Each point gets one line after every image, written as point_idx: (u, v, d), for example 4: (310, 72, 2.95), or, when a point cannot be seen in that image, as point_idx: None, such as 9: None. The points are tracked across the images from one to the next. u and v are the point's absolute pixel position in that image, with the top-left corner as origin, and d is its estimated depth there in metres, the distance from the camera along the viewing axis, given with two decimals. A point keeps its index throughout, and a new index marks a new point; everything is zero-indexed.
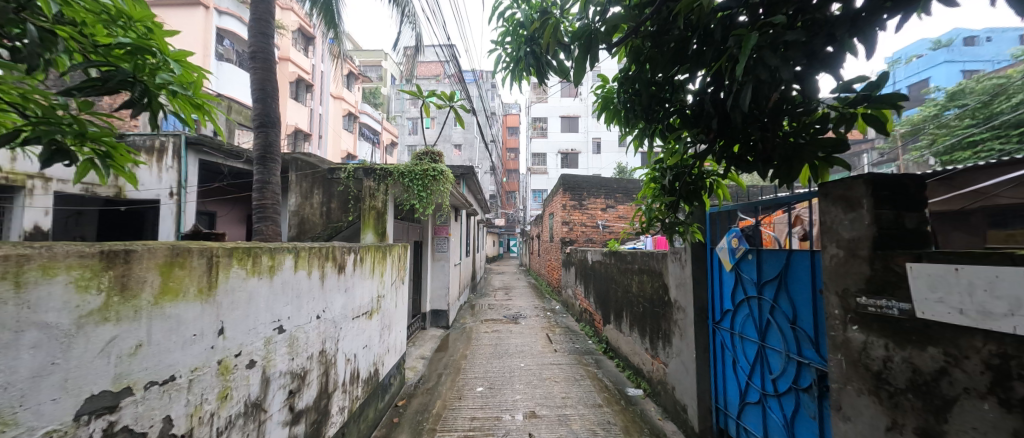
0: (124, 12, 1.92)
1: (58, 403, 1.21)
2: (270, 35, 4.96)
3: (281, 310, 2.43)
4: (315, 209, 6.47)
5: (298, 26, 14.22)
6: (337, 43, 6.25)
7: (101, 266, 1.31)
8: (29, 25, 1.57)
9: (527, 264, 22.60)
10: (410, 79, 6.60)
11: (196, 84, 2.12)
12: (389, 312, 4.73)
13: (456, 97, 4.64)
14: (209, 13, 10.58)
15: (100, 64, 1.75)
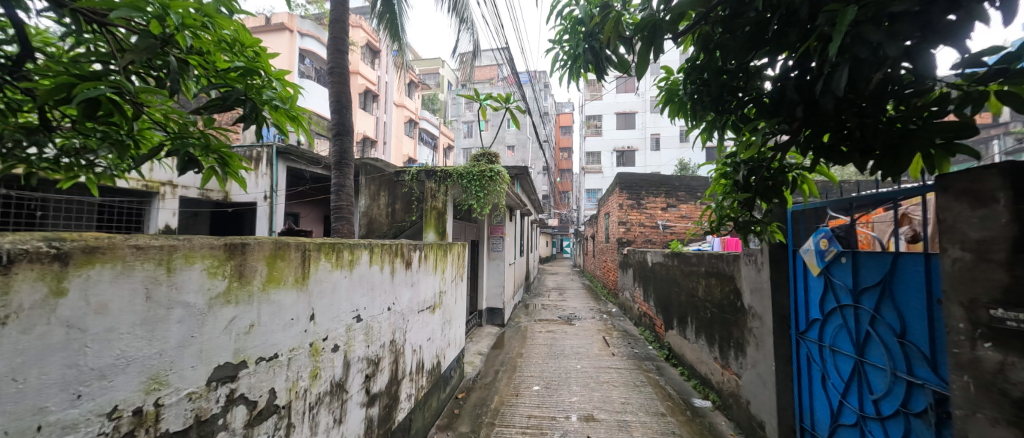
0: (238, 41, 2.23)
1: (196, 370, 1.42)
2: (345, 51, 5.44)
3: (359, 301, 2.66)
4: (382, 210, 6.95)
5: (366, 41, 15.36)
6: (401, 54, 6.63)
7: (225, 256, 1.53)
8: (170, 56, 1.89)
9: (581, 265, 22.17)
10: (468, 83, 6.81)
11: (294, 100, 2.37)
12: (450, 307, 4.96)
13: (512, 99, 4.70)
14: (294, 36, 11.85)
15: (220, 86, 2.06)
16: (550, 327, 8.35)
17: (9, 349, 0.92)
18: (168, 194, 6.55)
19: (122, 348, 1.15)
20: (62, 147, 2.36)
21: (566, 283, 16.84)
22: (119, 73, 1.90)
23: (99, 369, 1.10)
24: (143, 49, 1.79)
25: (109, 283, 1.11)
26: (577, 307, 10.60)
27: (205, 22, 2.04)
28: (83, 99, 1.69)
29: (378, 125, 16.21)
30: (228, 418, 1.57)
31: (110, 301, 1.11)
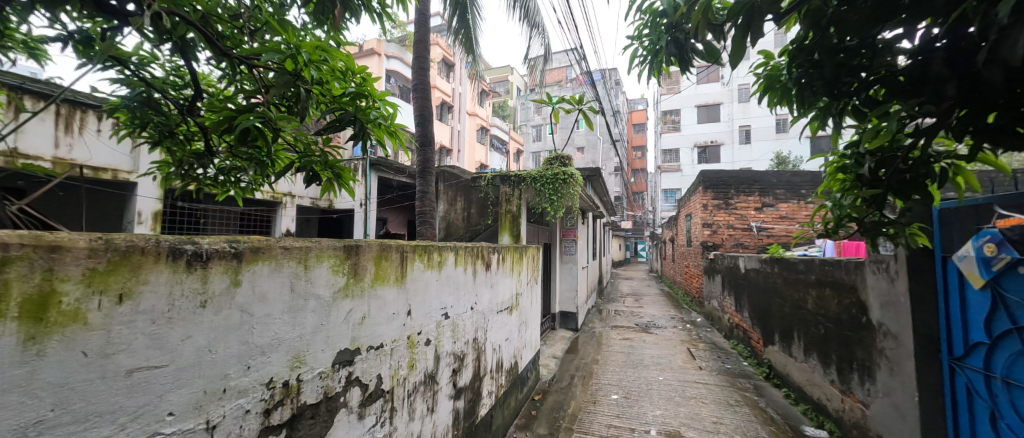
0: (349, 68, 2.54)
1: (325, 352, 1.66)
2: (427, 68, 5.88)
3: (446, 300, 2.85)
4: (459, 214, 7.30)
5: (443, 56, 16.36)
6: (474, 65, 6.94)
7: (344, 256, 1.76)
8: (300, 88, 2.23)
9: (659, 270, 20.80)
10: (540, 87, 6.85)
11: (394, 117, 2.64)
12: (526, 309, 5.04)
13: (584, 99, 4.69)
14: (381, 59, 13.10)
15: (336, 110, 2.38)
16: (628, 335, 8.00)
17: (206, 326, 1.11)
18: (290, 203, 7.64)
19: (275, 331, 1.38)
20: (220, 168, 2.92)
21: (641, 289, 15.99)
22: (263, 106, 2.31)
23: (259, 346, 1.31)
24: (282, 84, 2.16)
25: (267, 275, 1.32)
26: (656, 315, 10.00)
27: (325, 55, 2.37)
28: (240, 129, 2.08)
29: (453, 134, 17.10)
30: (348, 397, 1.80)
31: (266, 291, 1.32)
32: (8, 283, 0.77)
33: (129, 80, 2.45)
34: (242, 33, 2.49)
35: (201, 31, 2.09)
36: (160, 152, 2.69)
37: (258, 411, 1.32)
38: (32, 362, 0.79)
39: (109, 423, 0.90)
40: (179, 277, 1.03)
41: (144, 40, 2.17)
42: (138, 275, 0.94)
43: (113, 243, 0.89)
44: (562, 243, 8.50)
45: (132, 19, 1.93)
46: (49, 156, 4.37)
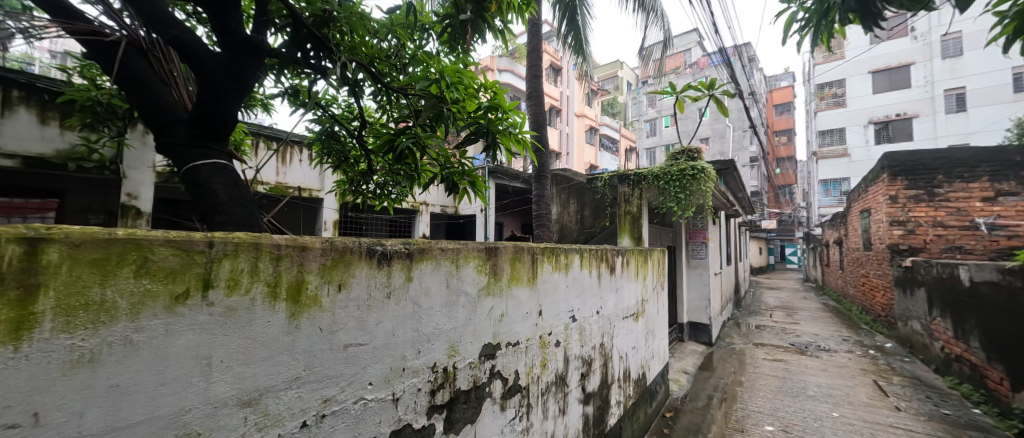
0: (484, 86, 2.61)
1: (473, 344, 1.82)
2: (540, 75, 5.98)
3: (573, 303, 2.82)
4: (572, 216, 7.07)
5: (550, 62, 16.50)
6: (586, 65, 6.78)
7: (485, 257, 1.88)
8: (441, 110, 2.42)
9: (818, 279, 17.14)
10: (660, 77, 6.32)
11: (523, 122, 2.61)
12: (653, 317, 4.70)
13: (717, 84, 4.32)
14: (492, 73, 13.80)
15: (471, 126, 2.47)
16: (780, 356, 6.77)
17: (391, 313, 1.33)
18: (426, 210, 8.31)
19: (436, 322, 1.56)
20: (378, 183, 3.45)
21: (791, 301, 13.40)
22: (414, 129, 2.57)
23: (425, 334, 1.51)
24: (429, 107, 2.44)
25: (430, 271, 1.51)
26: (817, 335, 8.23)
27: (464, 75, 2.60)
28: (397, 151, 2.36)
29: (562, 138, 17.03)
30: (492, 387, 1.95)
31: (429, 287, 1.52)
32: (279, 273, 1.02)
33: (320, 118, 3.09)
34: (396, 69, 2.91)
35: (371, 72, 2.51)
36: (338, 174, 3.32)
37: (426, 390, 1.52)
38: (294, 333, 1.05)
39: (334, 386, 1.16)
40: (373, 273, 1.26)
41: (330, 86, 2.71)
42: (348, 270, 1.18)
43: (334, 244, 1.15)
44: (688, 246, 7.63)
45: (325, 72, 2.43)
46: (272, 181, 5.82)
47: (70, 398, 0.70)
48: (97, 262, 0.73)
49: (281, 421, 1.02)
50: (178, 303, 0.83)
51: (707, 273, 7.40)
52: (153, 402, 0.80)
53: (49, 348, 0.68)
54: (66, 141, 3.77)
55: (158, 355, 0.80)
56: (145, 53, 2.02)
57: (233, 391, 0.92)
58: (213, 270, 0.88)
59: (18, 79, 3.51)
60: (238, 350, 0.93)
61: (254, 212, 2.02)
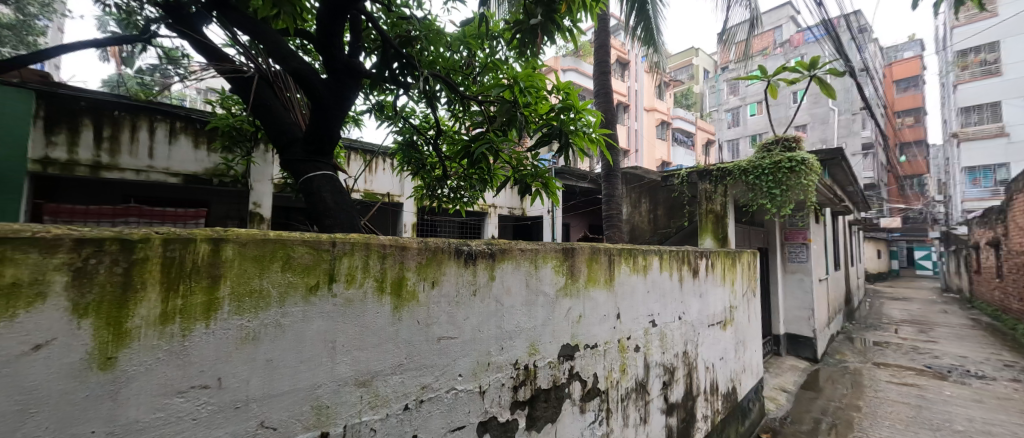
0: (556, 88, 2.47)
1: (552, 344, 1.82)
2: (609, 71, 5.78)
3: (653, 307, 2.66)
4: (644, 216, 6.61)
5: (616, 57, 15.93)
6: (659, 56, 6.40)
7: (562, 258, 1.86)
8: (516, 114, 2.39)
9: (962, 288, 14.14)
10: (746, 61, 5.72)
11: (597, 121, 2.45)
12: (744, 326, 4.28)
13: (819, 63, 3.81)
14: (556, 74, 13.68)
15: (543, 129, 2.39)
16: (910, 379, 5.71)
17: (476, 310, 1.41)
18: (494, 212, 8.36)
19: (517, 321, 1.60)
20: (452, 187, 3.59)
21: (923, 315, 11.20)
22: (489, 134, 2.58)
23: (507, 332, 1.56)
24: (503, 112, 2.40)
25: (511, 270, 1.56)
26: (963, 357, 6.78)
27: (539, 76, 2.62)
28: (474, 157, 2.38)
29: (632, 134, 16.26)
30: (571, 388, 1.93)
31: (511, 286, 1.57)
32: (385, 270, 1.14)
33: (401, 129, 3.32)
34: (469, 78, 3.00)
35: (447, 83, 2.57)
36: (417, 180, 3.52)
37: (509, 385, 1.57)
38: (397, 323, 1.16)
39: (430, 374, 1.26)
40: (460, 271, 1.34)
41: (411, 99, 2.91)
42: (440, 268, 1.28)
43: (427, 244, 1.25)
44: (784, 248, 6.78)
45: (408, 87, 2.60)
46: (360, 187, 6.40)
47: (241, 368, 0.86)
48: (257, 258, 0.89)
49: (388, 402, 1.14)
50: (311, 293, 0.98)
51: (810, 279, 6.50)
52: (296, 376, 0.95)
53: (224, 326, 0.84)
54: (212, 161, 4.56)
55: (297, 337, 0.95)
56: (272, 84, 2.41)
57: (351, 372, 1.06)
58: (335, 266, 1.02)
59: (180, 113, 4.35)
60: (353, 336, 1.06)
61: (356, 216, 2.28)
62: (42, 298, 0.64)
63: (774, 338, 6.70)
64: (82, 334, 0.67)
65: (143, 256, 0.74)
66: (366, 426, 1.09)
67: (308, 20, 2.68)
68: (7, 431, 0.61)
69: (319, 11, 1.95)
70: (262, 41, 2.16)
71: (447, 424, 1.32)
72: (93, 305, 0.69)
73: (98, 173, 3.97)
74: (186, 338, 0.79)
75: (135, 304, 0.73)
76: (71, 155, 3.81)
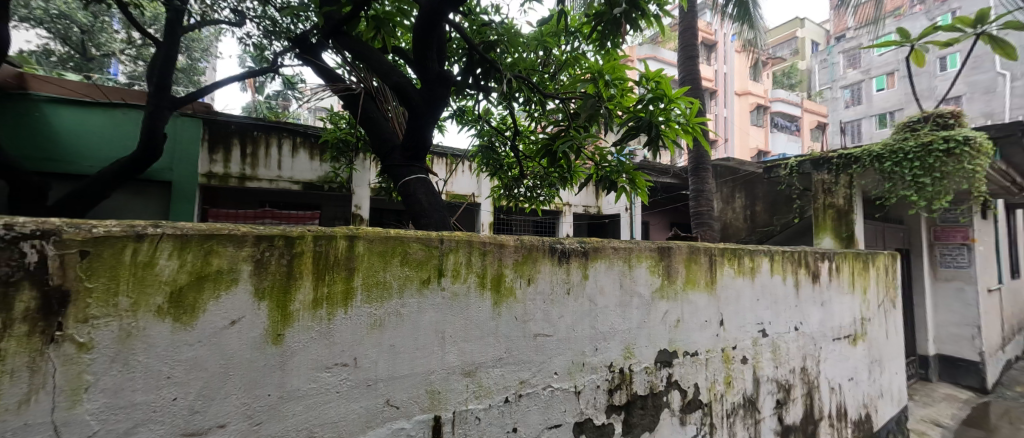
0: (642, 76, 2.05)
1: (649, 348, 1.70)
2: (696, 55, 5.32)
3: (764, 314, 2.31)
4: (738, 213, 5.97)
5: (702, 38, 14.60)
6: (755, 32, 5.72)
7: (658, 258, 1.73)
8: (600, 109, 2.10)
9: None
10: (874, 26, 4.83)
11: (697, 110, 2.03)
12: (880, 342, 3.58)
13: (990, 16, 3.05)
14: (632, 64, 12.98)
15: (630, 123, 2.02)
16: None
17: (570, 309, 1.40)
18: (568, 211, 8.03)
19: (611, 323, 1.55)
20: (528, 186, 3.59)
21: None
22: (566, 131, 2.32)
23: (602, 332, 1.51)
24: (586, 108, 2.09)
25: (605, 271, 1.52)
26: None
27: (624, 64, 2.20)
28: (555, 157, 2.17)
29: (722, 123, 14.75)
30: (670, 398, 1.79)
31: (605, 285, 1.52)
32: (486, 267, 1.19)
33: (480, 131, 3.39)
34: (546, 76, 2.98)
35: (528, 82, 2.50)
36: (495, 181, 3.58)
37: (605, 388, 1.53)
38: (497, 318, 1.21)
39: (527, 370, 1.29)
40: (555, 269, 1.36)
41: (492, 104, 2.97)
42: (535, 266, 1.31)
43: (524, 242, 1.28)
44: (933, 250, 5.55)
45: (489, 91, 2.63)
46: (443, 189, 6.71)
47: (370, 350, 0.98)
48: (382, 253, 1.01)
49: (490, 393, 1.20)
50: (425, 286, 1.07)
51: (973, 288, 5.22)
52: (413, 362, 1.05)
53: (358, 313, 0.97)
54: (323, 169, 5.27)
55: (414, 326, 1.05)
56: (373, 98, 2.66)
57: (458, 362, 1.13)
58: (443, 262, 1.11)
59: (300, 130, 5.11)
60: (459, 328, 1.14)
61: (446, 214, 2.43)
62: (235, 283, 0.81)
63: (922, 359, 5.47)
64: (261, 314, 0.84)
65: (299, 250, 0.90)
66: (472, 414, 1.16)
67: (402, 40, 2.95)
68: (215, 389, 0.78)
69: (415, 28, 2.13)
70: (365, 61, 2.45)
71: (544, 421, 1.33)
72: (267, 290, 0.86)
73: (244, 184, 4.84)
74: (331, 321, 0.93)
75: (295, 290, 0.89)
76: (226, 170, 4.72)
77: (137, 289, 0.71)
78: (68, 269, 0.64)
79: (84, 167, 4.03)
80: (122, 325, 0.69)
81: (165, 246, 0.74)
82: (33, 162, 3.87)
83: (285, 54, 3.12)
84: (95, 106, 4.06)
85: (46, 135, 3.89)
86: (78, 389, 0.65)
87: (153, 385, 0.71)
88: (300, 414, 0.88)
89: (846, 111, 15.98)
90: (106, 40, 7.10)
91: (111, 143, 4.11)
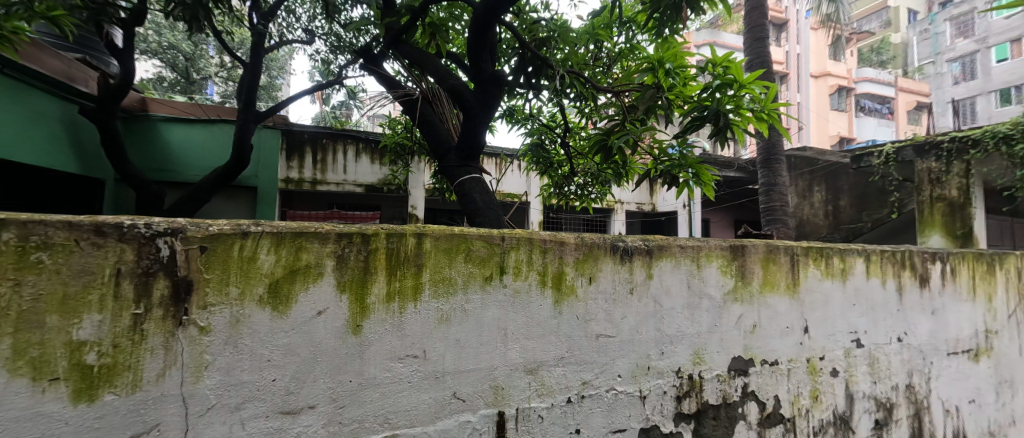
0: (708, 61, 1.88)
1: (721, 355, 1.58)
2: (766, 36, 4.86)
3: (858, 321, 1.97)
4: (817, 208, 5.41)
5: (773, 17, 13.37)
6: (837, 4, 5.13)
7: (731, 257, 1.59)
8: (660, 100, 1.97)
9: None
10: None
11: (774, 94, 1.85)
12: (1011, 359, 3.01)
13: None
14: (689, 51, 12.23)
15: (695, 112, 1.87)
16: None
17: (634, 311, 1.35)
18: (621, 208, 7.74)
19: (679, 325, 1.46)
20: (579, 184, 3.55)
21: None
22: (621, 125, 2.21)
23: (668, 336, 1.44)
24: (645, 98, 1.98)
25: (670, 271, 1.44)
26: None
27: (685, 50, 2.02)
28: (611, 151, 2.08)
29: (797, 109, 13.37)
30: (747, 409, 1.65)
31: (671, 286, 1.44)
32: (546, 265, 1.19)
33: (531, 130, 3.37)
34: (599, 70, 2.89)
35: (581, 77, 2.44)
36: (545, 179, 3.55)
37: (673, 395, 1.45)
38: (559, 317, 1.20)
39: (590, 371, 1.26)
40: (617, 269, 1.31)
41: (543, 102, 2.94)
42: (597, 264, 1.28)
43: (584, 240, 1.26)
44: None
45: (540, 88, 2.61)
46: (493, 189, 6.81)
47: (438, 344, 1.03)
48: (447, 250, 1.05)
49: (553, 392, 1.20)
50: (488, 283, 1.09)
51: None
52: (478, 357, 1.08)
53: (426, 307, 1.02)
54: (382, 172, 5.61)
55: (478, 322, 1.08)
56: (430, 102, 2.76)
57: (521, 359, 1.14)
58: (505, 259, 1.12)
59: (362, 136, 5.49)
60: (521, 325, 1.15)
61: (501, 212, 2.46)
62: (321, 276, 0.90)
63: None
64: (342, 307, 0.92)
65: (374, 247, 0.96)
66: (535, 412, 1.16)
67: (455, 44, 3.04)
68: (306, 372, 0.88)
69: (469, 31, 2.19)
70: (422, 66, 2.56)
71: (609, 424, 1.30)
72: (348, 284, 0.93)
73: (316, 188, 5.31)
74: (403, 314, 0.99)
75: (371, 284, 0.96)
76: (300, 175, 5.21)
77: (243, 281, 0.83)
78: (192, 263, 0.78)
79: (190, 175, 4.66)
80: (233, 312, 0.81)
81: (264, 243, 0.85)
82: (152, 172, 4.57)
83: (348, 66, 3.37)
84: (196, 122, 4.64)
85: (161, 149, 4.57)
86: (200, 366, 0.78)
87: (258, 366, 0.83)
88: (377, 401, 0.96)
89: (956, 87, 13.63)
90: (204, 66, 8.06)
91: (210, 155, 4.69)
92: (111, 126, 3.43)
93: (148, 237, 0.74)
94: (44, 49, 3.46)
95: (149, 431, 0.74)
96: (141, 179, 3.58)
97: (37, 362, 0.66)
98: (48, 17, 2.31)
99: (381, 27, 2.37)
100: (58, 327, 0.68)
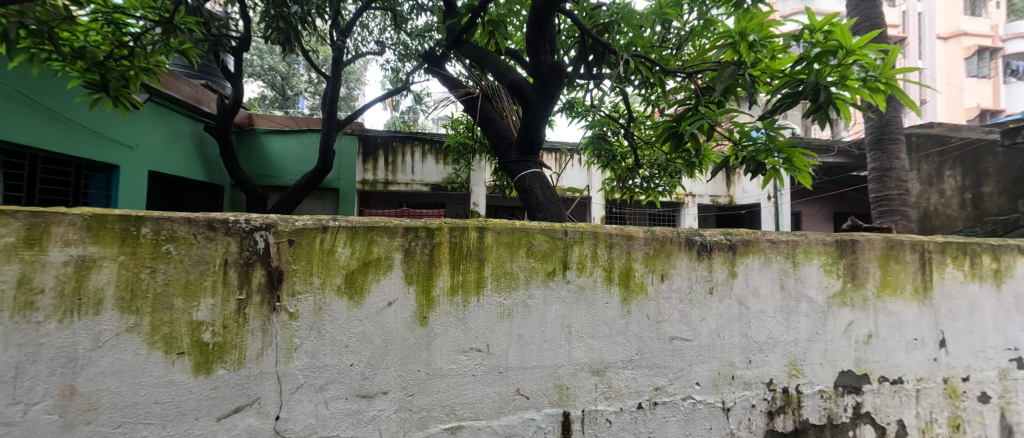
0: (804, 28, 1.64)
1: (824, 368, 1.37)
2: None
3: (1017, 335, 1.58)
4: (950, 198, 4.53)
5: None
6: None
7: (837, 254, 1.37)
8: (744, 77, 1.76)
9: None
10: None
11: (893, 59, 1.55)
12: None
13: None
14: None
15: (787, 87, 1.63)
16: None
17: (715, 313, 1.23)
18: (693, 201, 7.15)
19: (771, 330, 1.30)
20: (644, 177, 3.37)
21: None
22: (695, 108, 2.02)
23: (757, 342, 1.28)
24: (725, 76, 1.77)
25: (758, 268, 1.27)
26: None
27: (772, 18, 1.77)
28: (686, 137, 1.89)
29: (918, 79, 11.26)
30: (858, 432, 1.41)
31: (759, 286, 1.28)
32: (613, 260, 1.12)
33: (592, 122, 3.26)
34: (667, 53, 2.69)
35: (648, 60, 2.26)
36: (608, 172, 3.41)
37: (763, 409, 1.29)
38: (627, 316, 1.13)
39: (663, 376, 1.17)
40: (692, 265, 1.20)
41: (606, 91, 2.80)
42: (669, 260, 1.18)
43: (654, 234, 1.17)
44: None
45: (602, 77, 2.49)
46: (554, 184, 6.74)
47: (501, 339, 1.02)
48: (508, 244, 1.03)
49: (621, 397, 1.13)
50: (550, 278, 1.06)
51: None
52: (542, 354, 1.06)
53: (488, 302, 1.01)
54: (447, 171, 5.83)
55: (541, 318, 1.05)
56: (491, 99, 2.76)
57: (586, 359, 1.10)
58: (568, 254, 1.08)
59: (428, 138, 5.76)
60: (587, 324, 1.10)
61: (562, 207, 2.42)
62: (390, 269, 0.94)
63: None
64: (410, 298, 0.96)
65: (438, 241, 0.98)
66: (602, 415, 1.11)
67: (513, 39, 3.03)
68: (380, 360, 0.93)
69: (528, 24, 2.14)
70: (483, 64, 2.58)
71: (685, 435, 1.19)
72: (415, 278, 0.96)
73: (388, 187, 5.66)
74: (467, 308, 1.00)
75: (436, 277, 0.98)
76: (374, 176, 5.60)
77: (324, 272, 0.89)
78: (282, 254, 0.86)
79: (287, 180, 5.25)
80: (317, 300, 0.89)
81: (341, 236, 0.91)
82: (258, 179, 5.26)
83: (414, 70, 3.53)
84: (290, 132, 5.22)
85: (266, 159, 5.25)
86: (290, 349, 0.87)
87: (338, 352, 0.90)
88: (444, 392, 0.98)
89: None
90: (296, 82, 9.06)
91: (302, 161, 5.25)
92: (226, 139, 3.99)
93: (247, 231, 0.83)
94: (178, 78, 4.14)
95: (252, 403, 0.84)
96: (249, 185, 4.10)
97: (168, 337, 0.79)
98: (180, 50, 2.75)
99: (444, 29, 2.45)
100: (182, 309, 0.80)
